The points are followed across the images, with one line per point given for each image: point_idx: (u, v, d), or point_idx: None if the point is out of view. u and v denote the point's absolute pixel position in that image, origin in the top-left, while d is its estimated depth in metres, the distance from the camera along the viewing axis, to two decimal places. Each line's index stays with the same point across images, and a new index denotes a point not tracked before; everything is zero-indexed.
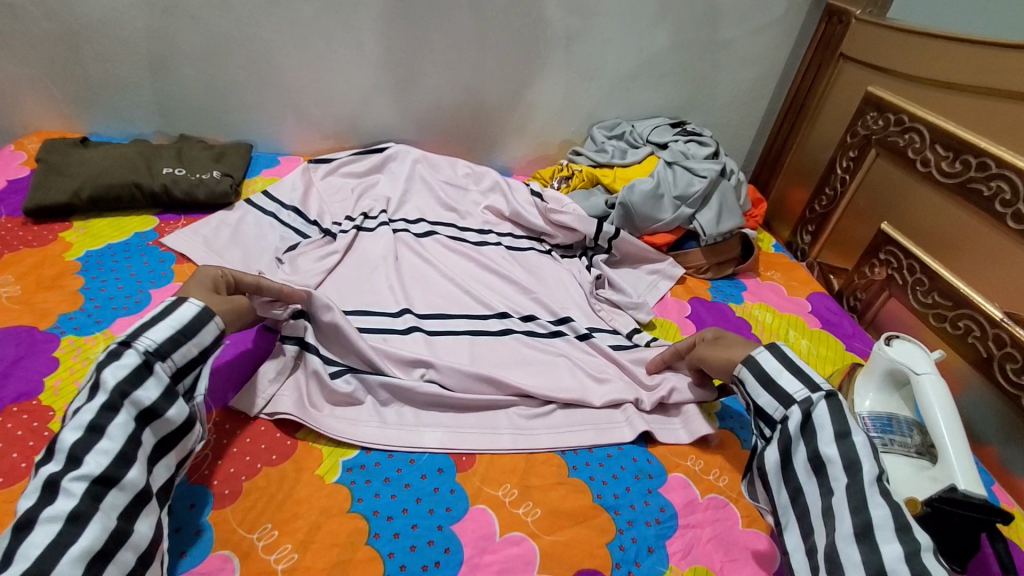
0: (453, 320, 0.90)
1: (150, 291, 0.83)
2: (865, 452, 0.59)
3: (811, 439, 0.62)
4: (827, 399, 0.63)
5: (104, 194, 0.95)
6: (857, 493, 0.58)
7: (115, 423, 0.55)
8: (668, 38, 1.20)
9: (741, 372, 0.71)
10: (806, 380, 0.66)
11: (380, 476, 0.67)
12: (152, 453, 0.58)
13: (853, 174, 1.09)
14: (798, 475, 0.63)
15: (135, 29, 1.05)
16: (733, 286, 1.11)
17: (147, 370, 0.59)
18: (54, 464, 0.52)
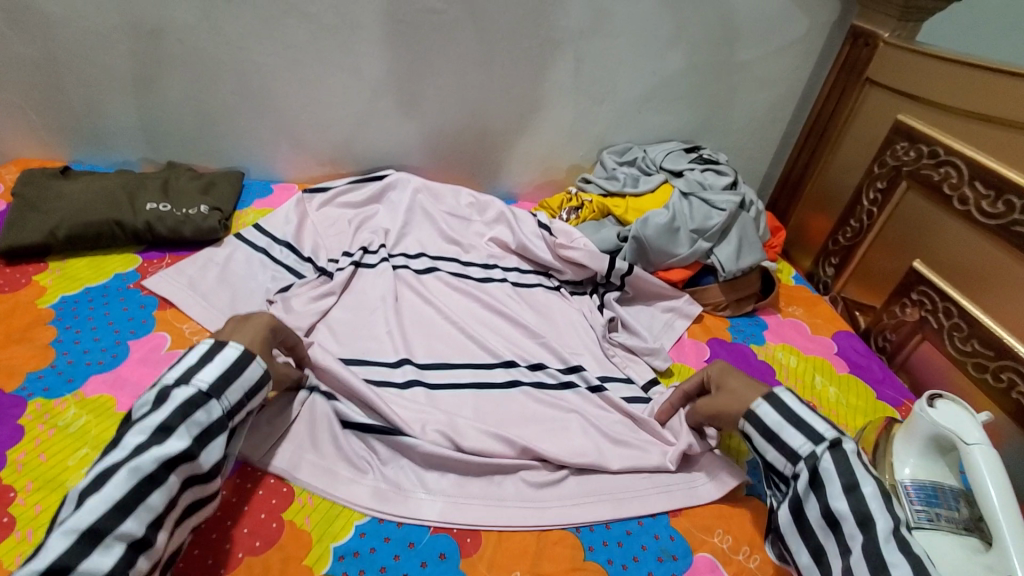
0: (457, 370, 0.84)
1: (127, 343, 0.77)
2: (876, 505, 0.57)
3: (820, 492, 0.60)
4: (831, 452, 0.61)
5: (83, 233, 0.88)
6: (873, 551, 0.55)
7: (168, 480, 0.54)
8: (683, 60, 1.14)
9: (744, 427, 0.67)
10: (808, 431, 0.63)
11: (376, 565, 0.61)
12: (182, 514, 0.56)
13: (881, 207, 1.03)
14: (814, 532, 0.60)
15: (120, 54, 0.99)
16: (753, 324, 1.05)
17: (214, 431, 0.59)
18: (97, 509, 0.50)
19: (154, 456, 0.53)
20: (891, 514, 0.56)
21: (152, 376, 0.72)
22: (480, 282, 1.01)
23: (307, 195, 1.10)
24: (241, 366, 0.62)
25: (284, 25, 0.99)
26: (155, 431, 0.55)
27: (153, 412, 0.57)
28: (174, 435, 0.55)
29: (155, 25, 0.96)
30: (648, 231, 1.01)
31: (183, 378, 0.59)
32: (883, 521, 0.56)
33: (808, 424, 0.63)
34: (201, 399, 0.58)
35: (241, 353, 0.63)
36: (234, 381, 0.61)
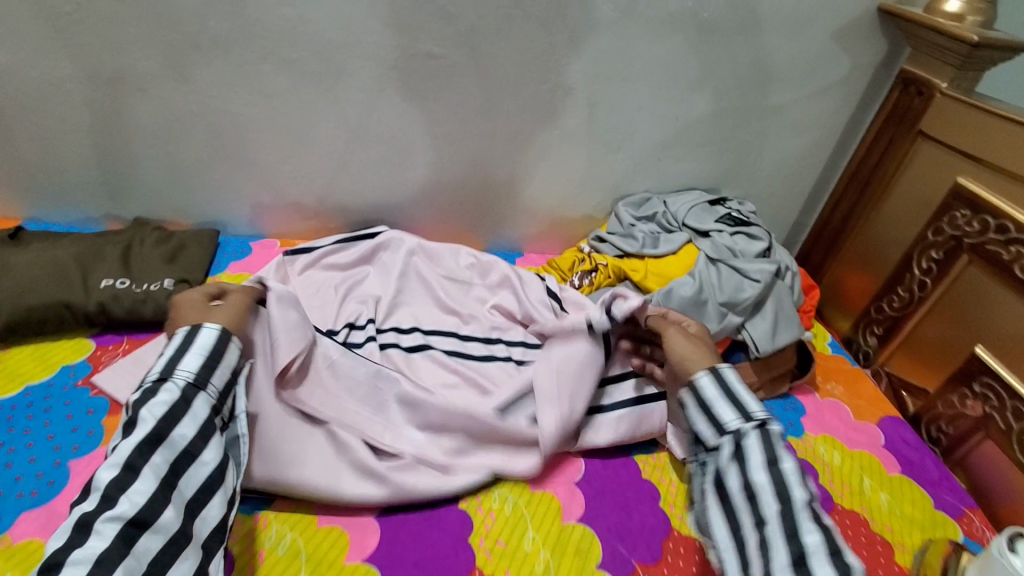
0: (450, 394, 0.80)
1: (67, 463, 0.66)
2: (794, 480, 0.57)
3: (743, 468, 0.59)
4: (757, 430, 0.60)
5: (26, 318, 0.78)
6: (789, 522, 0.54)
7: (152, 463, 0.55)
8: (709, 105, 1.01)
9: (701, 380, 0.66)
10: (741, 409, 0.62)
11: None
12: (191, 498, 0.57)
13: (936, 279, 0.92)
14: (734, 507, 0.59)
15: (76, 105, 0.88)
16: (790, 408, 0.94)
17: (184, 406, 0.59)
18: (89, 504, 0.51)
19: (123, 446, 0.54)
20: (806, 489, 0.56)
21: None
22: (481, 359, 0.89)
23: (289, 257, 0.98)
24: (188, 341, 0.63)
25: (261, 71, 0.87)
26: (123, 427, 0.56)
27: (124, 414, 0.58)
28: (138, 422, 0.56)
29: (113, 72, 0.85)
30: (671, 303, 0.90)
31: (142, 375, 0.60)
32: (800, 496, 0.55)
33: (740, 401, 0.62)
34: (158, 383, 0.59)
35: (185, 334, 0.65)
36: (186, 352, 0.62)
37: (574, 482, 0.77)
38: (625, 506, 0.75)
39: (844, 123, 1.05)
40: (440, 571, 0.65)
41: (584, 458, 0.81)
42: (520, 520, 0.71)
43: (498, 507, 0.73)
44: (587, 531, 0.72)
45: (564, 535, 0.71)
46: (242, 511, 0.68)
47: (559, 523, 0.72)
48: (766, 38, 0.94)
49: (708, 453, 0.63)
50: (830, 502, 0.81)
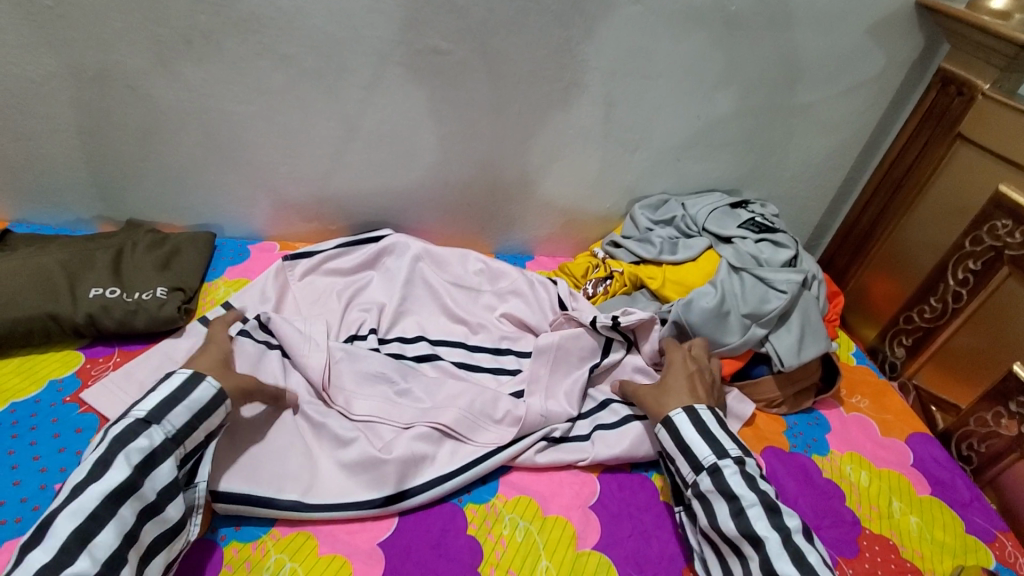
0: (461, 389, 0.78)
1: (53, 487, 0.62)
2: (761, 522, 0.61)
3: (710, 518, 0.64)
4: (711, 478, 0.65)
5: (9, 331, 0.73)
6: (768, 567, 0.58)
7: (120, 513, 0.52)
8: (732, 103, 0.96)
9: (661, 434, 0.71)
10: (690, 459, 0.68)
11: None
12: (146, 548, 0.54)
13: (973, 291, 0.88)
14: (723, 559, 0.63)
15: (61, 103, 0.83)
16: (814, 423, 0.89)
17: (160, 458, 0.57)
18: (45, 555, 0.48)
19: (94, 492, 0.52)
20: (778, 526, 0.60)
21: None
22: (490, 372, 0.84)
23: (289, 262, 0.93)
24: (183, 391, 0.61)
25: (258, 68, 0.82)
26: (94, 467, 0.53)
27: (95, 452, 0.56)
28: (114, 466, 0.54)
29: (100, 68, 0.80)
30: (691, 315, 0.85)
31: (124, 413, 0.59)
32: (771, 536, 0.60)
33: (692, 451, 0.68)
34: (141, 427, 0.57)
35: (184, 376, 0.62)
36: (177, 405, 0.60)
37: (590, 506, 0.71)
38: (644, 532, 0.70)
39: (875, 122, 1.00)
40: None
41: (600, 479, 0.75)
42: (532, 547, 0.66)
43: (509, 533, 0.67)
44: (603, 559, 0.66)
45: (579, 564, 0.65)
46: (235, 538, 0.63)
47: (573, 551, 0.66)
48: (797, 33, 0.88)
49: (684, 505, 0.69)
50: (859, 527, 0.76)
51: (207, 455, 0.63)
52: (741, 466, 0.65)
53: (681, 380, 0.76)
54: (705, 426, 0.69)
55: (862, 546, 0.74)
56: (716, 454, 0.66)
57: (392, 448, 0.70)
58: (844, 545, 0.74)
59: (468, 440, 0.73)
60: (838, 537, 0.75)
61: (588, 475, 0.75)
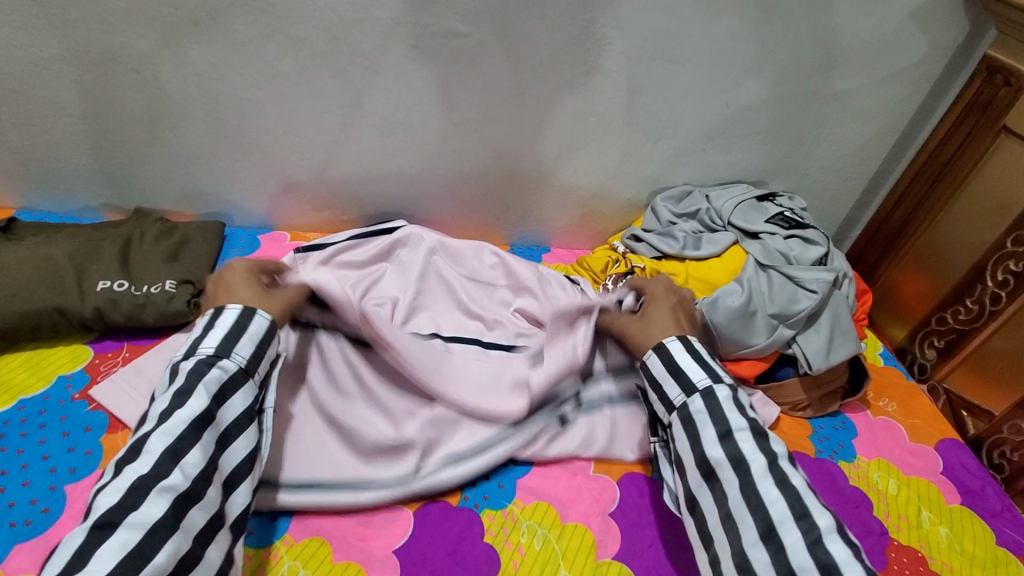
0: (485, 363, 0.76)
1: (64, 487, 0.61)
2: (749, 447, 0.56)
3: (693, 439, 0.59)
4: (703, 400, 0.60)
5: (17, 325, 0.72)
6: (751, 492, 0.54)
7: (204, 437, 0.54)
8: (763, 91, 0.91)
9: (649, 359, 0.66)
10: (683, 382, 0.62)
11: None
12: (229, 475, 0.56)
13: (1014, 293, 0.84)
14: (694, 480, 0.59)
15: (65, 87, 0.80)
16: (840, 428, 0.86)
17: (234, 386, 0.59)
18: (143, 466, 0.50)
19: (181, 416, 0.53)
20: (766, 451, 0.56)
21: None
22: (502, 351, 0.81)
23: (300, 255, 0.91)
24: (243, 324, 0.61)
25: (266, 51, 0.79)
26: (176, 395, 0.54)
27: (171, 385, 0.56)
28: (194, 394, 0.55)
29: (103, 51, 0.77)
30: (717, 315, 0.82)
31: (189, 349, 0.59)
32: (757, 459, 0.56)
33: (684, 375, 0.62)
34: (210, 359, 0.57)
35: (240, 313, 0.62)
36: (242, 337, 0.60)
37: (609, 514, 0.69)
38: (664, 540, 0.67)
39: (913, 111, 0.94)
40: None
41: (620, 485, 0.72)
42: (550, 556, 0.64)
43: (526, 540, 0.65)
44: (623, 569, 0.64)
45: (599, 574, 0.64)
46: (248, 544, 0.61)
47: (593, 561, 0.65)
48: (835, 16, 0.83)
49: (671, 413, 0.63)
50: (887, 537, 0.74)
51: (270, 379, 0.65)
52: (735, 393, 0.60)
53: (663, 315, 0.71)
54: (701, 354, 0.64)
55: (889, 557, 0.72)
56: (710, 377, 0.62)
57: (403, 430, 0.69)
58: (872, 556, 0.71)
59: (492, 424, 0.71)
60: (866, 548, 0.72)
61: (607, 480, 0.72)
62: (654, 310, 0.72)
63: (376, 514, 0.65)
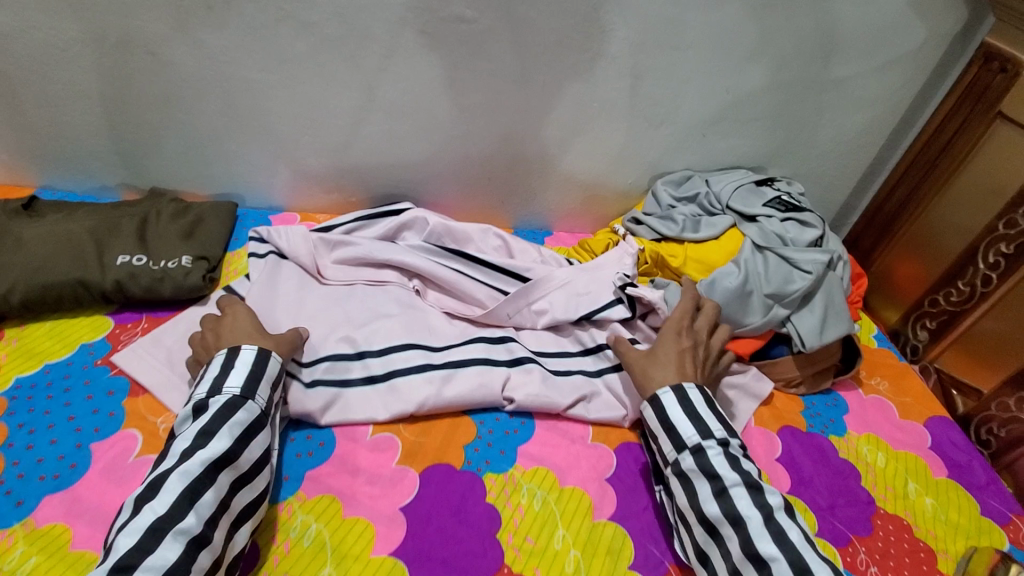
0: (397, 254, 0.90)
1: (89, 446, 0.64)
2: (744, 502, 0.60)
3: (691, 496, 0.63)
4: (694, 457, 0.65)
5: (41, 296, 0.75)
6: (751, 545, 0.58)
7: (219, 479, 0.57)
8: (763, 77, 0.93)
9: (645, 411, 0.71)
10: (674, 437, 0.67)
11: None
12: (238, 515, 0.58)
13: (1004, 273, 0.86)
14: (698, 541, 0.62)
15: (84, 69, 0.83)
16: (832, 405, 0.89)
17: (256, 428, 0.62)
18: (161, 506, 0.53)
19: (201, 457, 0.56)
20: (760, 505, 0.60)
21: (117, 498, 0.61)
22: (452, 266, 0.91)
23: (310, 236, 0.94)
24: (265, 368, 0.66)
25: (279, 35, 0.81)
26: (199, 436, 0.58)
27: (193, 423, 0.60)
28: (217, 436, 0.58)
29: (122, 34, 0.79)
30: (713, 295, 0.84)
31: (214, 388, 0.63)
32: (754, 516, 0.59)
33: (675, 430, 0.67)
34: (237, 402, 0.62)
35: (258, 353, 0.67)
36: (264, 381, 0.65)
37: (606, 479, 0.72)
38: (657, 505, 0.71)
39: (910, 99, 0.96)
40: (465, 571, 0.61)
41: (617, 453, 0.75)
42: (549, 517, 0.67)
43: (527, 502, 0.68)
44: (619, 529, 0.68)
45: (596, 533, 0.67)
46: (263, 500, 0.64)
47: (590, 522, 0.68)
48: (835, 3, 0.85)
49: (667, 467, 0.67)
50: (874, 506, 0.77)
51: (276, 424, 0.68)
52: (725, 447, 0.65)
53: (666, 357, 0.74)
54: (692, 407, 0.68)
55: (875, 525, 0.75)
56: (700, 433, 0.66)
57: (436, 360, 0.79)
58: (858, 523, 0.74)
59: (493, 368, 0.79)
60: (852, 515, 0.75)
61: (604, 448, 0.76)
62: (659, 341, 0.76)
63: (383, 475, 0.68)
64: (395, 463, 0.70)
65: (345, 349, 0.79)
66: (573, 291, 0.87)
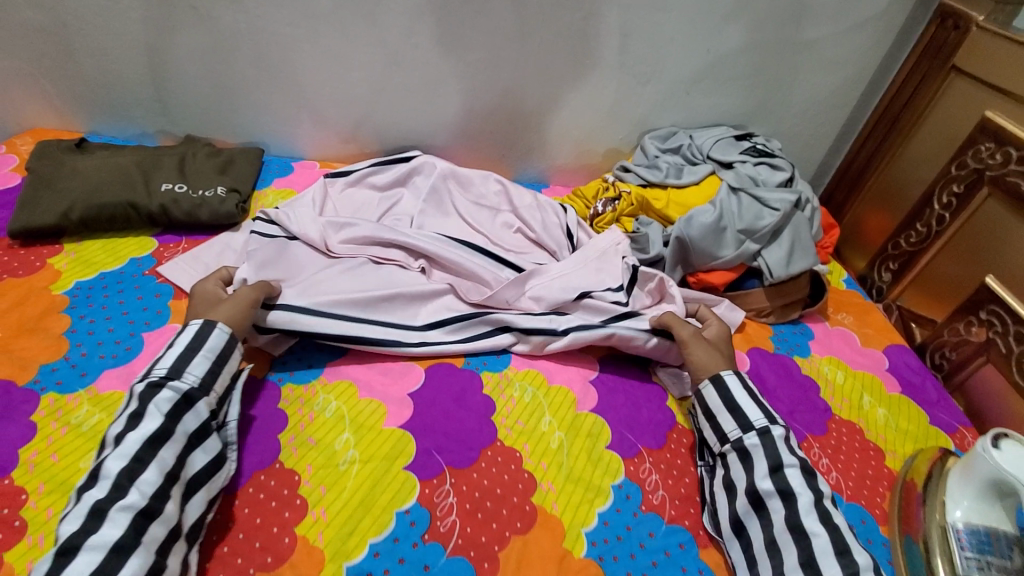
0: (406, 234, 0.90)
1: (142, 335, 0.75)
2: (798, 482, 0.65)
3: (749, 471, 0.67)
4: (758, 437, 0.69)
5: (96, 216, 0.85)
6: (795, 519, 0.62)
7: (158, 457, 0.57)
8: (741, 37, 1.02)
9: (706, 388, 0.75)
10: (740, 419, 0.71)
11: (396, 555, 0.60)
12: (188, 486, 0.58)
13: (955, 213, 0.94)
14: (738, 512, 0.66)
15: (132, 21, 0.93)
16: (798, 333, 0.98)
17: (190, 403, 0.61)
18: (99, 491, 0.53)
19: (133, 438, 0.56)
20: (812, 490, 0.64)
21: None
22: (458, 249, 0.91)
23: (331, 179, 1.05)
24: (199, 340, 0.65)
25: None
26: (129, 418, 0.58)
27: (125, 409, 0.60)
28: (146, 415, 0.58)
29: None
30: (692, 230, 0.93)
31: (145, 371, 0.62)
32: (805, 495, 0.63)
33: (741, 411, 0.71)
34: (160, 381, 0.61)
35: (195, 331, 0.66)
36: (194, 356, 0.64)
37: (590, 380, 0.82)
38: (633, 402, 0.80)
39: (878, 61, 1.05)
40: (463, 442, 0.71)
41: (600, 361, 0.85)
42: (538, 406, 0.77)
43: (518, 394, 0.78)
44: (598, 419, 0.77)
45: (579, 420, 0.76)
46: (290, 381, 0.75)
47: (573, 411, 0.77)
48: None
49: (726, 444, 0.70)
50: (830, 413, 0.86)
51: (233, 394, 0.68)
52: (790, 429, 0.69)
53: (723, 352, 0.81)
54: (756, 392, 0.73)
55: (829, 427, 0.84)
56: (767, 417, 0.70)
57: (431, 340, 0.81)
58: (814, 424, 0.84)
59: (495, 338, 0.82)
60: (809, 419, 0.84)
61: (589, 357, 0.85)
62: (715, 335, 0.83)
63: (394, 368, 0.78)
64: (403, 360, 0.80)
65: (348, 311, 0.80)
66: (566, 280, 0.89)
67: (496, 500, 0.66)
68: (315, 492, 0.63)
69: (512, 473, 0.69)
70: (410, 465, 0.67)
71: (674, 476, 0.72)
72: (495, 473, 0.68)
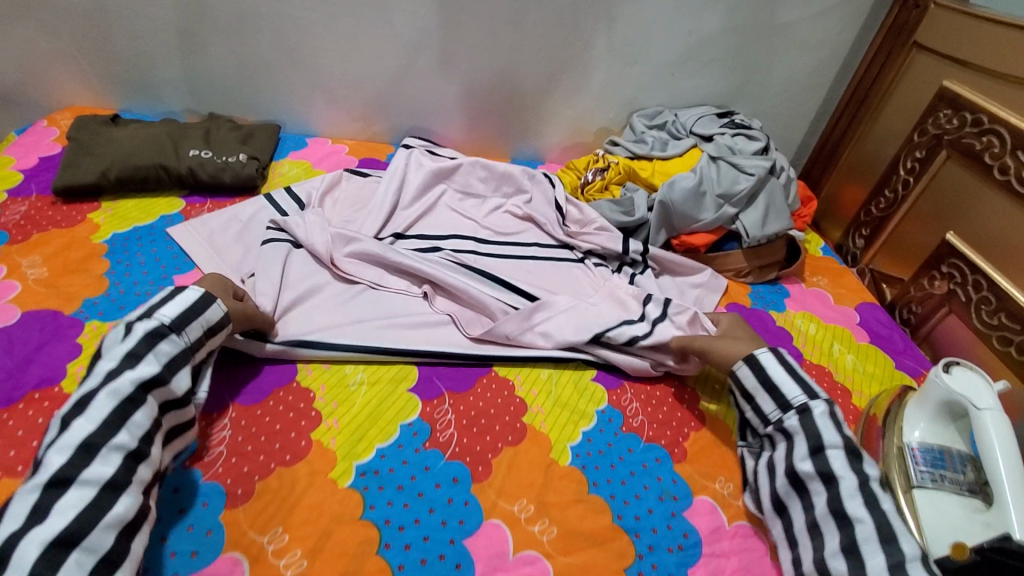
0: (413, 259, 0.89)
1: (173, 278, 0.83)
2: (841, 464, 0.63)
3: (788, 452, 0.67)
4: (798, 418, 0.67)
5: (131, 176, 0.94)
6: (837, 503, 0.61)
7: (147, 400, 0.59)
8: (720, 21, 1.10)
9: (740, 370, 0.74)
10: (778, 399, 0.70)
11: (399, 458, 0.67)
12: (167, 432, 0.61)
13: (918, 176, 1.02)
14: (779, 495, 0.66)
15: (164, 6, 1.03)
16: (775, 291, 1.05)
17: (180, 362, 0.63)
18: (88, 424, 0.55)
19: (130, 378, 0.58)
20: (858, 471, 0.62)
21: None
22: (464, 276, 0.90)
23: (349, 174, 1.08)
24: (199, 308, 0.67)
25: None
26: (126, 357, 0.59)
27: (121, 344, 0.61)
28: (144, 360, 0.60)
29: None
30: (674, 194, 1.01)
31: (145, 314, 0.64)
32: (848, 479, 0.62)
33: (779, 390, 0.70)
34: (163, 331, 0.63)
35: (201, 295, 0.68)
36: (194, 319, 0.66)
37: None
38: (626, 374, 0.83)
39: (848, 43, 1.13)
40: (461, 372, 0.78)
41: None
42: None
43: None
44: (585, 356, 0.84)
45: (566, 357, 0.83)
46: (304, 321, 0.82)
47: None
48: None
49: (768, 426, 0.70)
50: (802, 358, 0.92)
51: (203, 371, 0.68)
52: (830, 408, 0.67)
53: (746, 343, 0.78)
54: (795, 370, 0.71)
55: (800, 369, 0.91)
56: (806, 395, 0.69)
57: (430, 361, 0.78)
58: None
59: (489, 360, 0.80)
60: None
61: None
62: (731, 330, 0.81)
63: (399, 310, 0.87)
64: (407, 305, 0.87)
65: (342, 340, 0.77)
66: (580, 316, 0.84)
67: (490, 418, 0.73)
68: (327, 406, 0.71)
69: (505, 397, 0.76)
70: (413, 388, 0.75)
71: (653, 404, 0.79)
72: (489, 398, 0.76)
